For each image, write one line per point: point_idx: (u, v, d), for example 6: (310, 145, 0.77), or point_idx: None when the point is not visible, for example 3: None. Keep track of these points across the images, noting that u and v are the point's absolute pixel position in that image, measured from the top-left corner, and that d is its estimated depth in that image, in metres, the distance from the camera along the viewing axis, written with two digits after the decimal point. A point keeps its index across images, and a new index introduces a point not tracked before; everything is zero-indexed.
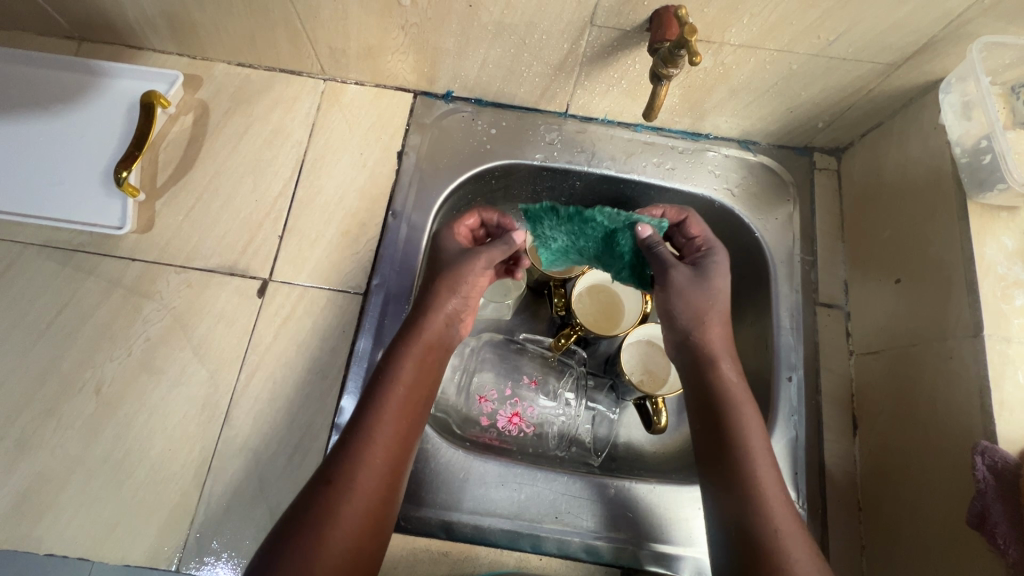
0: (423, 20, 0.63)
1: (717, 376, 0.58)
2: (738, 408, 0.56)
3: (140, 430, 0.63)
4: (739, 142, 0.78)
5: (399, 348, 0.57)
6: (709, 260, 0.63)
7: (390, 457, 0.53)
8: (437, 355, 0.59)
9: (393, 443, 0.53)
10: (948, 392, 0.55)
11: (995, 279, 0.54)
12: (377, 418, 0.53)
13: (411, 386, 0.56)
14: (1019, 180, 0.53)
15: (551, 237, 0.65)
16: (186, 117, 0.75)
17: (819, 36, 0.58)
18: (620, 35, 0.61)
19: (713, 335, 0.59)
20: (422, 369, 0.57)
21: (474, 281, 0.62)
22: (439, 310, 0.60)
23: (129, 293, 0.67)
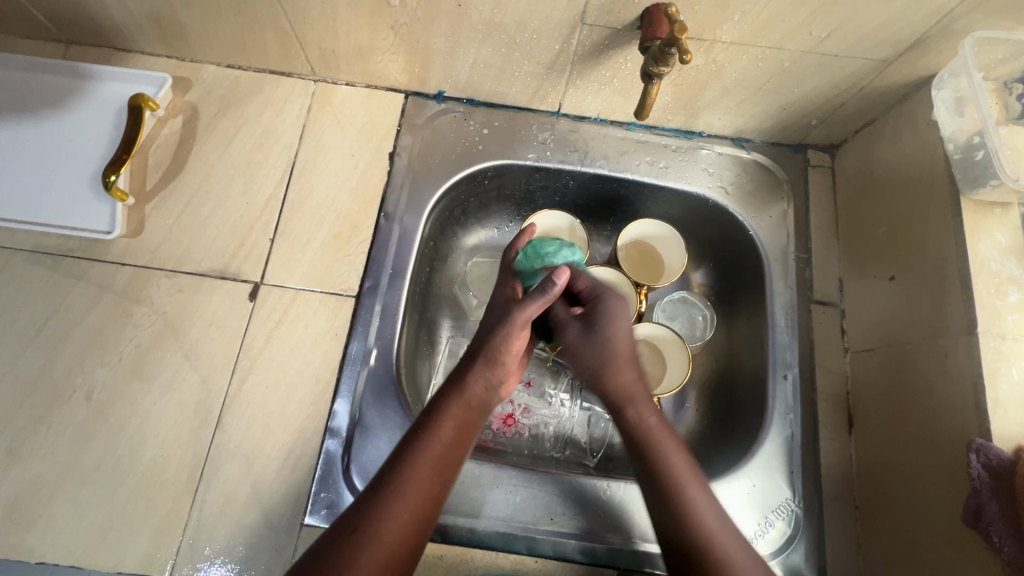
0: (412, 20, 0.62)
1: (634, 418, 0.57)
2: (666, 456, 0.55)
3: (131, 437, 0.62)
4: (732, 140, 0.78)
5: (441, 405, 0.55)
6: (596, 305, 0.60)
7: (422, 511, 0.50)
8: (475, 416, 0.57)
9: (426, 497, 0.50)
10: (943, 390, 0.55)
11: (989, 276, 0.54)
12: (411, 472, 0.50)
13: (450, 444, 0.53)
14: (1011, 177, 0.53)
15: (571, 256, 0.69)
16: (176, 120, 0.74)
17: (810, 33, 0.57)
18: (612, 33, 0.60)
19: (624, 379, 0.58)
20: (462, 425, 0.55)
21: (511, 346, 0.58)
22: (480, 374, 0.57)
23: (119, 297, 0.67)
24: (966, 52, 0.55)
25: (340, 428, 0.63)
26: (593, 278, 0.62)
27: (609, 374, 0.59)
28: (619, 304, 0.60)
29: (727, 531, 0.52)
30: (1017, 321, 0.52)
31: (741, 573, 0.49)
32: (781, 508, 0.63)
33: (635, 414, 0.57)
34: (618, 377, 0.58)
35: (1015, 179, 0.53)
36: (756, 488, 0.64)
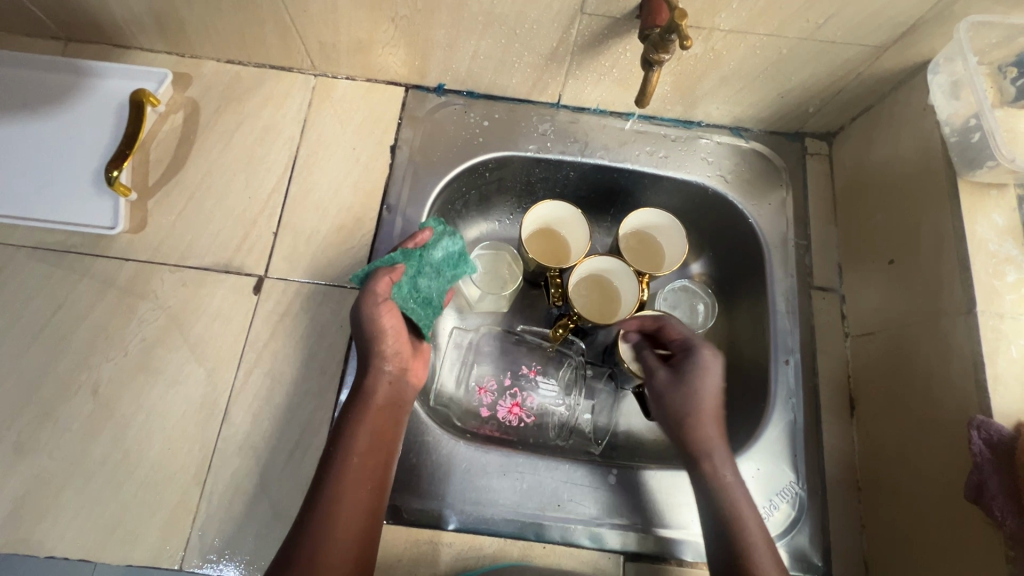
0: (413, 12, 0.63)
1: (714, 466, 0.58)
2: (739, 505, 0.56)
3: (138, 430, 0.62)
4: (731, 129, 0.78)
5: (351, 416, 0.56)
6: (687, 363, 0.63)
7: (361, 529, 0.53)
8: (390, 415, 0.59)
9: (357, 512, 0.53)
10: (942, 371, 0.56)
11: (987, 257, 0.55)
12: (337, 496, 0.52)
13: (367, 454, 0.55)
14: (1008, 158, 0.53)
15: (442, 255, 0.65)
16: (176, 115, 0.75)
17: (808, 20, 0.58)
18: (611, 23, 0.61)
19: (706, 430, 0.59)
20: (378, 432, 0.57)
21: (390, 337, 0.59)
22: (378, 373, 0.59)
23: (123, 293, 0.67)
24: (962, 35, 0.56)
25: None
26: (691, 335, 0.65)
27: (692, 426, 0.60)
28: (713, 364, 0.62)
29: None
30: (1015, 300, 0.53)
31: None
32: (784, 491, 0.64)
33: (710, 468, 0.58)
34: (700, 429, 0.60)
35: (1011, 160, 0.53)
36: (759, 472, 0.65)
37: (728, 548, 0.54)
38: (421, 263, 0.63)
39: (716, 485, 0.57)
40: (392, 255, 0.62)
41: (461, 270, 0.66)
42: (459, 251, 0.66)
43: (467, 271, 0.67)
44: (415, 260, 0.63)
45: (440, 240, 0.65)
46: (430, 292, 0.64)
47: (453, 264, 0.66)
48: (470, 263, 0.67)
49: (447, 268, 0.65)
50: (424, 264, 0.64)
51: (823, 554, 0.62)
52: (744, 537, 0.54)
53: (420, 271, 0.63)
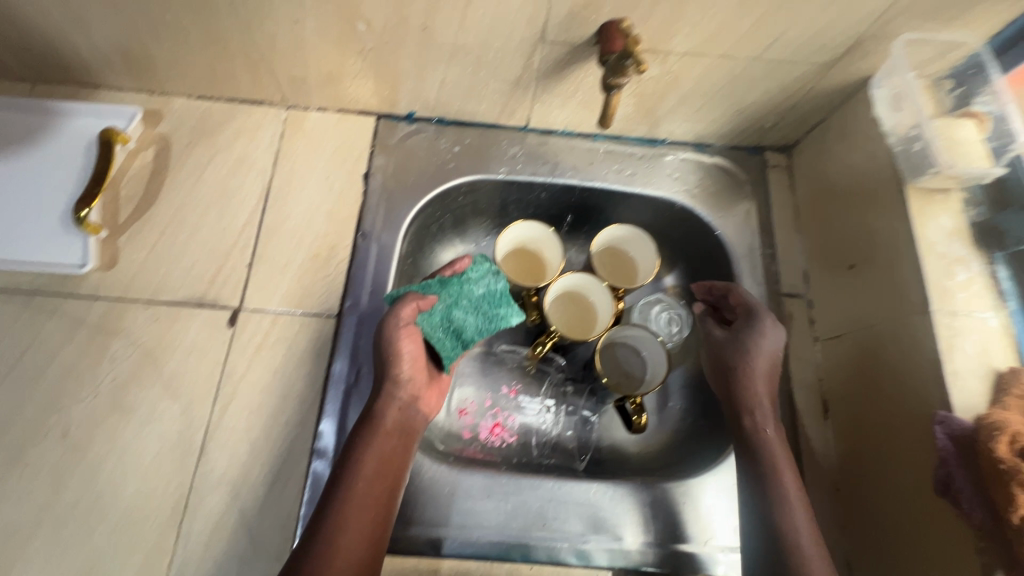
0: (379, 45, 0.64)
1: (753, 422, 0.62)
2: (777, 464, 0.59)
3: (110, 473, 0.61)
4: (694, 146, 0.81)
5: (358, 442, 0.57)
6: (746, 328, 0.65)
7: (366, 551, 0.52)
8: (401, 441, 0.59)
9: (360, 537, 0.52)
10: (901, 367, 0.58)
11: (938, 258, 0.58)
12: (340, 520, 0.52)
13: (373, 479, 0.55)
14: (947, 164, 0.57)
15: (481, 291, 0.65)
16: (147, 151, 0.75)
17: (756, 41, 0.61)
18: (571, 50, 0.63)
19: (754, 388, 0.63)
20: (385, 458, 0.57)
21: (404, 358, 0.61)
22: (391, 396, 0.60)
23: (94, 331, 0.66)
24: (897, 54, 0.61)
25: (327, 449, 0.63)
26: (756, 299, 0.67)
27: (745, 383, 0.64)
28: (770, 329, 0.64)
29: (807, 528, 0.55)
30: (967, 298, 0.56)
31: (805, 540, 0.54)
32: None
33: (752, 423, 0.62)
34: (749, 387, 0.63)
35: (950, 166, 0.57)
36: None
37: (766, 498, 0.57)
38: (461, 295, 0.64)
39: (758, 442, 0.61)
40: (428, 283, 0.64)
41: (501, 310, 0.64)
42: (502, 290, 0.65)
43: (508, 313, 0.64)
44: (453, 291, 0.64)
45: (485, 275, 0.65)
46: (464, 325, 0.64)
47: (494, 302, 0.65)
48: (513, 305, 0.64)
49: (487, 305, 0.64)
50: (464, 296, 0.64)
51: None
52: (781, 502, 0.56)
53: (456, 302, 0.64)
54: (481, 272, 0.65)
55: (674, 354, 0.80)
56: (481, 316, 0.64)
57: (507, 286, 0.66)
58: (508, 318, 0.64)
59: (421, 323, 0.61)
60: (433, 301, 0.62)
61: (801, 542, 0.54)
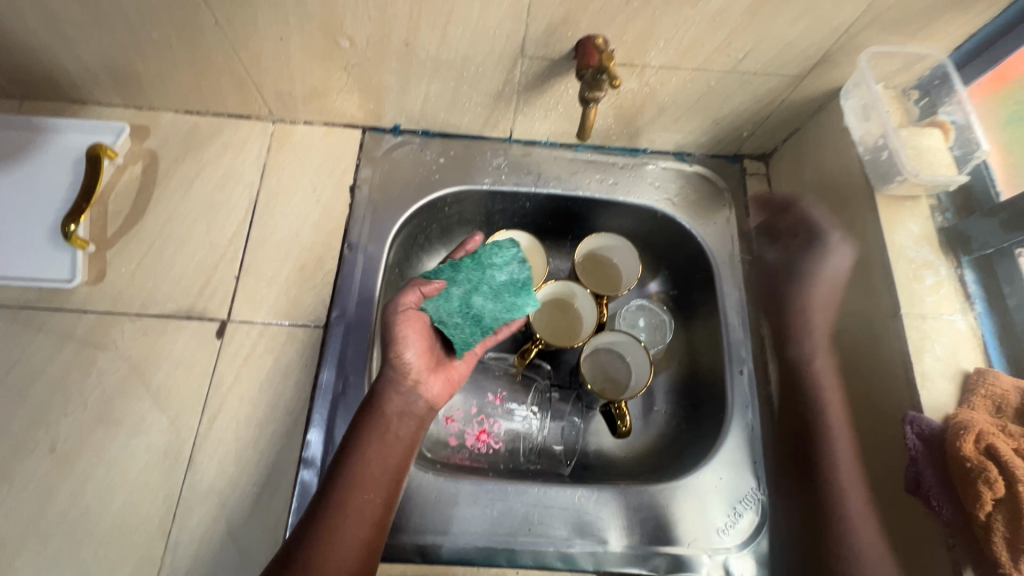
0: (363, 60, 0.66)
1: (799, 351, 0.70)
2: (821, 394, 0.66)
3: (99, 485, 0.61)
4: (674, 155, 0.83)
5: (357, 431, 0.58)
6: (810, 250, 0.71)
7: (365, 538, 0.54)
8: (401, 427, 0.60)
9: (360, 525, 0.54)
10: (878, 360, 0.60)
11: (907, 262, 0.60)
12: (340, 508, 0.54)
13: (372, 468, 0.56)
14: (912, 172, 0.59)
15: (499, 279, 0.66)
16: (135, 166, 0.76)
17: (729, 54, 0.63)
18: (550, 64, 0.65)
19: (806, 317, 0.70)
20: (383, 447, 0.58)
21: (405, 344, 0.61)
22: (390, 383, 0.60)
23: (82, 344, 0.66)
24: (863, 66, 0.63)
25: (314, 458, 0.63)
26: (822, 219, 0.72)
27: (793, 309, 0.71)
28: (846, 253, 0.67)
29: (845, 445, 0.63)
30: (935, 301, 0.58)
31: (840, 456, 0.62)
32: (748, 499, 0.66)
33: (798, 354, 0.70)
34: (805, 314, 0.70)
35: (915, 174, 0.59)
36: (724, 481, 0.67)
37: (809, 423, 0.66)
38: (481, 281, 0.65)
39: (805, 369, 0.69)
40: (445, 270, 0.65)
41: (522, 298, 0.65)
42: (524, 279, 0.66)
43: (527, 302, 0.65)
44: (474, 277, 0.65)
45: (510, 262, 0.67)
46: (483, 311, 0.64)
47: (515, 290, 0.65)
48: (533, 294, 0.65)
49: (507, 292, 0.65)
50: (485, 282, 0.65)
51: None
52: (823, 430, 0.64)
53: (476, 288, 0.64)
54: (499, 258, 0.67)
55: (659, 359, 0.81)
56: (499, 302, 0.64)
57: (531, 275, 0.67)
58: (525, 305, 0.65)
59: (435, 307, 0.62)
60: (439, 286, 0.63)
61: (835, 459, 0.63)
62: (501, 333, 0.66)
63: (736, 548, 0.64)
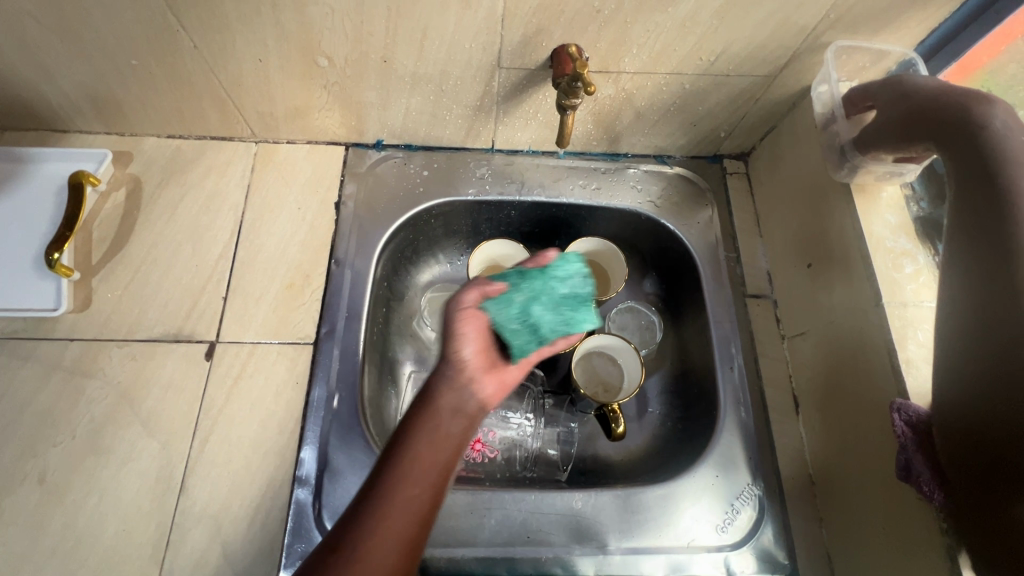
0: (342, 78, 0.67)
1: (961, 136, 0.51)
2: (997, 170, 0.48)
3: (90, 515, 0.60)
4: (655, 158, 0.84)
5: (406, 425, 0.48)
6: (903, 89, 0.57)
7: (401, 566, 0.42)
8: (453, 424, 0.49)
9: (397, 544, 0.42)
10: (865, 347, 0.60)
11: (886, 252, 0.61)
12: (377, 518, 0.43)
13: (417, 469, 0.46)
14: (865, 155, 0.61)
15: (558, 289, 0.56)
16: (118, 192, 0.75)
17: (701, 57, 0.65)
18: (527, 74, 0.66)
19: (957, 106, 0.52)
20: (431, 444, 0.47)
21: (459, 340, 0.52)
22: (439, 376, 0.51)
23: (70, 373, 0.66)
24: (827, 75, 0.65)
25: (309, 476, 0.63)
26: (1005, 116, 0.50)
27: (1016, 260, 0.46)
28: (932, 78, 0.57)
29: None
30: (916, 288, 0.59)
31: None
32: (744, 495, 0.66)
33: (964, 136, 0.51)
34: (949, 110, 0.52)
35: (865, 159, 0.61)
36: (719, 478, 0.67)
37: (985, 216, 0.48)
38: (543, 291, 0.55)
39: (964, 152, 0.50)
40: (507, 273, 0.57)
41: (582, 316, 0.56)
42: (587, 296, 0.57)
43: (587, 319, 0.56)
44: (538, 286, 0.56)
45: (573, 275, 0.58)
46: (543, 323, 0.54)
47: (575, 305, 0.56)
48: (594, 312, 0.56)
49: (569, 308, 0.56)
50: (547, 293, 0.56)
51: (788, 552, 0.65)
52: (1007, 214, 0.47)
53: (538, 297, 0.55)
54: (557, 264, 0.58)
55: (650, 361, 0.82)
56: (557, 315, 0.55)
57: (593, 291, 0.58)
58: (581, 325, 0.56)
59: (494, 316, 0.53)
60: (501, 288, 0.54)
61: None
62: (557, 351, 0.57)
63: (736, 545, 0.64)
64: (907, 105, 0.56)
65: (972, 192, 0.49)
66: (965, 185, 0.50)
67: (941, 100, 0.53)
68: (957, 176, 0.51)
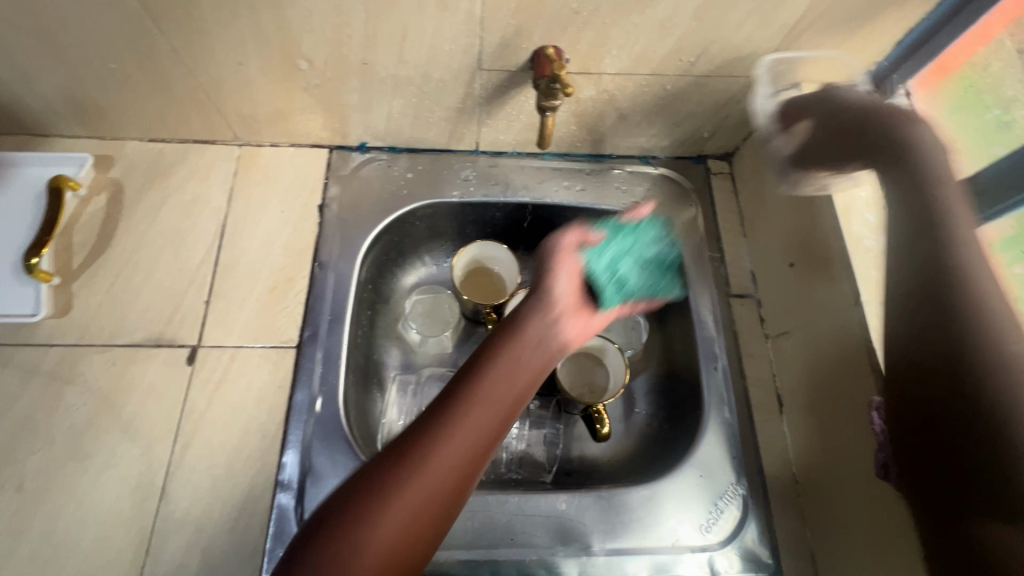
0: (323, 81, 0.67)
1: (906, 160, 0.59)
2: (939, 192, 0.57)
3: (70, 522, 0.60)
4: (639, 158, 0.85)
5: (497, 340, 0.53)
6: (836, 107, 0.65)
7: (467, 460, 0.46)
8: (534, 351, 0.53)
9: (467, 438, 0.46)
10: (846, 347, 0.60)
11: (865, 251, 0.62)
12: (458, 410, 0.47)
13: (496, 380, 0.50)
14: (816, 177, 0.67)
15: (647, 253, 0.68)
16: (99, 197, 0.75)
17: (681, 58, 0.65)
18: (508, 76, 0.66)
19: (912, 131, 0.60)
20: (513, 362, 0.51)
21: (555, 273, 0.59)
22: (532, 302, 0.57)
23: (49, 379, 0.65)
24: (789, 83, 0.69)
25: (291, 480, 0.63)
26: (927, 139, 0.60)
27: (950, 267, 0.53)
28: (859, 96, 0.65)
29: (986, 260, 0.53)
30: None
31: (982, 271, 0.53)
32: (729, 494, 0.66)
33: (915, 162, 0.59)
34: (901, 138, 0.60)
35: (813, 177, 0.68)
36: (703, 478, 0.67)
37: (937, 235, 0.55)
38: (632, 249, 0.66)
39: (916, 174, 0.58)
40: (606, 226, 0.67)
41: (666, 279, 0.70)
42: (671, 261, 0.72)
43: (671, 287, 0.72)
44: (631, 241, 0.67)
45: (660, 238, 0.70)
46: (629, 276, 0.64)
47: (659, 270, 0.69)
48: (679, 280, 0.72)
49: (653, 268, 0.69)
50: (637, 251, 0.67)
51: (772, 551, 0.65)
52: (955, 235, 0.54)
53: (631, 253, 0.66)
54: (647, 226, 0.70)
55: (636, 361, 0.82)
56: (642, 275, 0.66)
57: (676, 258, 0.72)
58: (659, 291, 0.69)
59: (598, 260, 0.62)
60: (598, 236, 0.64)
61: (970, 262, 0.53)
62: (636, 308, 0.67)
63: (719, 545, 0.64)
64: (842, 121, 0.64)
65: (919, 215, 0.57)
66: (909, 207, 0.58)
67: (886, 126, 0.62)
68: (900, 198, 0.59)
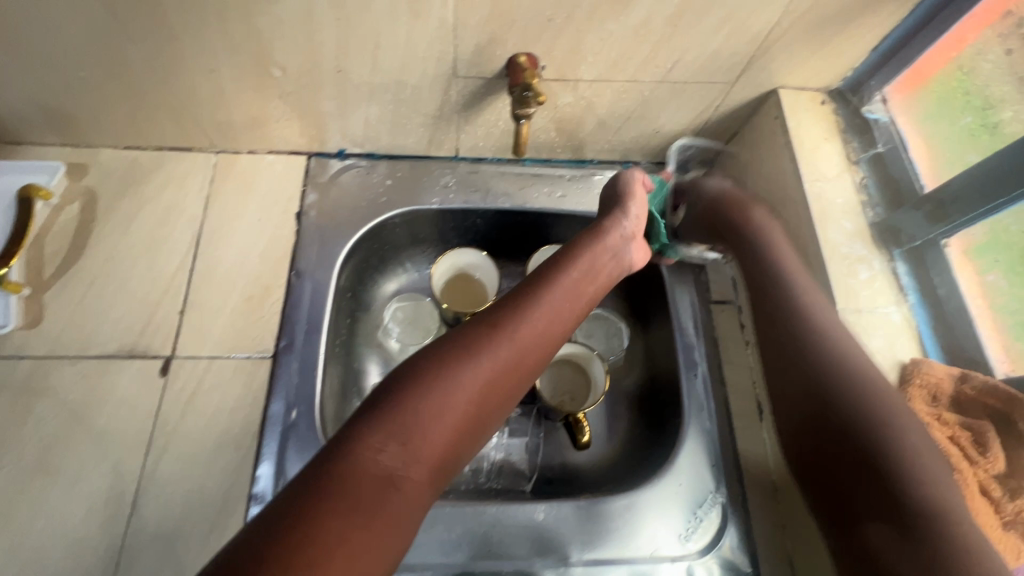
0: (297, 88, 0.66)
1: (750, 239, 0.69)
2: (784, 264, 0.66)
3: (37, 538, 0.59)
4: (621, 164, 0.84)
5: (573, 252, 0.61)
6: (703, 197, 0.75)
7: (540, 351, 0.52)
8: (602, 269, 0.62)
9: (542, 332, 0.53)
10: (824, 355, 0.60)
11: (842, 259, 0.64)
12: (540, 301, 0.54)
13: (572, 288, 0.57)
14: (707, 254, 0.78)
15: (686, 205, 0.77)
16: (72, 205, 0.74)
17: (658, 65, 0.65)
18: (485, 83, 0.66)
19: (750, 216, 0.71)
20: (582, 277, 0.59)
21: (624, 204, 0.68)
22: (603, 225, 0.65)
23: (17, 392, 0.64)
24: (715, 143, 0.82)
25: (264, 493, 0.62)
26: (761, 219, 0.70)
27: (797, 320, 0.62)
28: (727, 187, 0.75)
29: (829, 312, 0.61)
30: (869, 295, 0.63)
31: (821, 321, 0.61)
32: (708, 502, 0.66)
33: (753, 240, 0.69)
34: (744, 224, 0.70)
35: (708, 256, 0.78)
36: (683, 486, 0.66)
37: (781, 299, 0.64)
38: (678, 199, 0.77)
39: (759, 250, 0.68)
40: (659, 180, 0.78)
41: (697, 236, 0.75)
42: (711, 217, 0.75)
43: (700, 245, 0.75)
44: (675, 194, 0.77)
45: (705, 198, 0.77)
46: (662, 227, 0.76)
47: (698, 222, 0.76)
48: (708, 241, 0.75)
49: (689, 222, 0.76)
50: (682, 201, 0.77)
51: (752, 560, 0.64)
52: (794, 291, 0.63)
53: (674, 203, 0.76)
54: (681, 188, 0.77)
55: (618, 368, 0.82)
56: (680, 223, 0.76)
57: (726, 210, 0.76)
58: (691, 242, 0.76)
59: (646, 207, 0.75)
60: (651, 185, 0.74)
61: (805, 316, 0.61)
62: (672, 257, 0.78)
63: (699, 554, 0.64)
64: (710, 210, 0.74)
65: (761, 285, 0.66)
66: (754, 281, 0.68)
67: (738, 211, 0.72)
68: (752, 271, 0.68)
